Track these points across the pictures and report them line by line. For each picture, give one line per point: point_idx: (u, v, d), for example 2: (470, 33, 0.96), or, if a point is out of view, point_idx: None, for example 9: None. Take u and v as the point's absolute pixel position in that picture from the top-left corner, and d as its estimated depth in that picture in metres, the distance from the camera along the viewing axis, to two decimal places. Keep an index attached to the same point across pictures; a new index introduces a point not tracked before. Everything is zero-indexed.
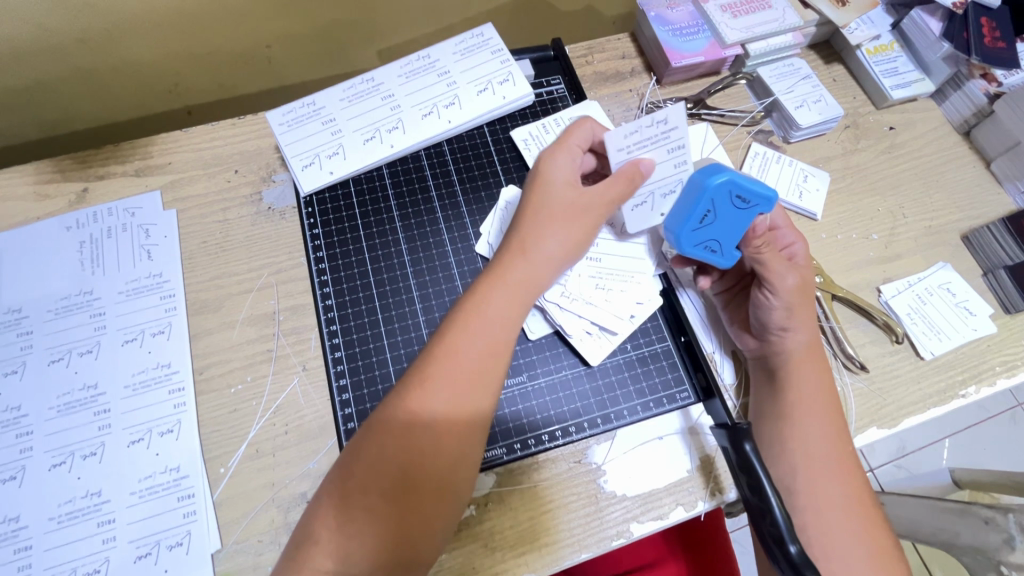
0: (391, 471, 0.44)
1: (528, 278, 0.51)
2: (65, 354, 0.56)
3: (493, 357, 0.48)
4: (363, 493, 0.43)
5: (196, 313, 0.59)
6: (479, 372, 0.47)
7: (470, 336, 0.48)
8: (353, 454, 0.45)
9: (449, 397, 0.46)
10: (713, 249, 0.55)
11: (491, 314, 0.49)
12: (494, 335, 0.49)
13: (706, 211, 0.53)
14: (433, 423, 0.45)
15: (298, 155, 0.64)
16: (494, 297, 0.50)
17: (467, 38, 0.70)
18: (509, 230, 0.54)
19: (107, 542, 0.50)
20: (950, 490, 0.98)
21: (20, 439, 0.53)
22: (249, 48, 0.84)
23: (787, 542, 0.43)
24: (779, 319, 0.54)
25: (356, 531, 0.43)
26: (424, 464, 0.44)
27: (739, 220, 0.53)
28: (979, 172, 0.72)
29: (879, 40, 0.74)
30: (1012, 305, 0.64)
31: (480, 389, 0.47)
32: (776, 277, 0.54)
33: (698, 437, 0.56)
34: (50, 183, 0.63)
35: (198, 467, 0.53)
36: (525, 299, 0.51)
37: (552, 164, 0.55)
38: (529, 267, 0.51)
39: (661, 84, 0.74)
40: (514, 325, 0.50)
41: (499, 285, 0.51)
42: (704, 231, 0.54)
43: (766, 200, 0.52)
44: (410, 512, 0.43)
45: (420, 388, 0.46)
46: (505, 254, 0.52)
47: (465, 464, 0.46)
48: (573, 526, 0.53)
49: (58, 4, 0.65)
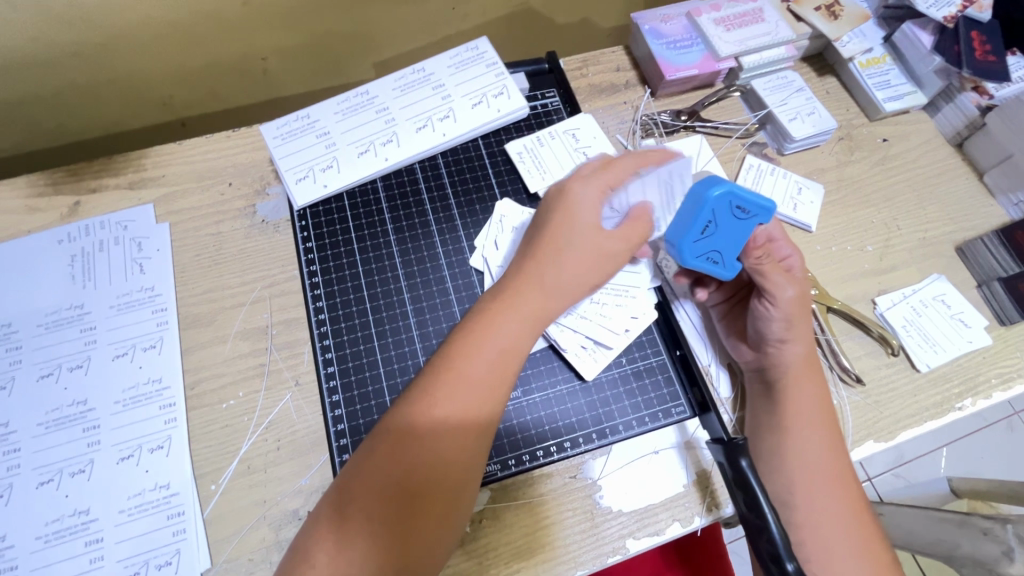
0: (394, 495, 0.43)
1: (542, 307, 0.51)
2: (54, 369, 0.55)
3: (502, 384, 0.48)
4: (364, 517, 0.43)
5: (188, 327, 0.58)
6: (488, 399, 0.47)
7: (482, 359, 0.47)
8: (356, 473, 0.44)
9: (456, 419, 0.45)
10: (715, 260, 0.55)
11: (502, 340, 0.49)
12: (505, 359, 0.48)
13: (707, 222, 0.53)
14: (440, 445, 0.45)
15: (292, 169, 0.64)
16: (506, 322, 0.49)
17: (462, 52, 0.70)
18: (521, 253, 0.54)
19: (95, 562, 0.49)
20: (948, 500, 0.98)
21: (7, 456, 0.52)
22: (245, 60, 0.84)
23: (784, 559, 0.42)
24: (778, 332, 0.54)
25: (354, 553, 0.42)
26: (429, 486, 0.44)
27: (739, 231, 0.53)
28: (973, 184, 0.72)
29: (871, 53, 0.74)
30: (1006, 317, 0.64)
31: (488, 413, 0.47)
32: (775, 288, 0.54)
33: (694, 452, 0.56)
34: (41, 197, 0.62)
35: (188, 485, 0.52)
36: (536, 328, 0.51)
37: (575, 192, 0.54)
38: (542, 298, 0.51)
39: (655, 97, 0.74)
40: (523, 351, 0.50)
41: (512, 310, 0.50)
42: (705, 243, 0.54)
43: (766, 211, 0.52)
44: (411, 538, 0.43)
45: (424, 407, 0.45)
46: (515, 278, 0.52)
47: (467, 487, 0.46)
48: (568, 543, 0.52)
49: (52, 18, 0.65)
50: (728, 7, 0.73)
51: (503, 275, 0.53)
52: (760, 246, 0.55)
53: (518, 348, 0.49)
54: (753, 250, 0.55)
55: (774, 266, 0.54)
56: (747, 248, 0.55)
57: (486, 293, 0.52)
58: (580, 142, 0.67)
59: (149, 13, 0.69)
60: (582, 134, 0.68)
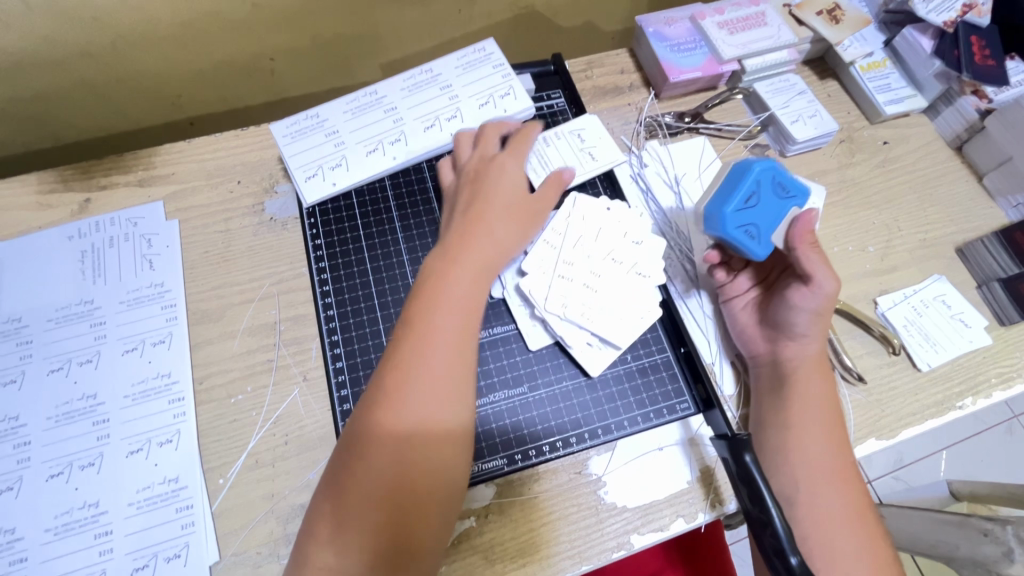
0: (385, 464, 0.45)
1: (488, 260, 0.55)
2: (64, 364, 0.56)
3: (464, 335, 0.50)
4: (360, 492, 0.44)
5: (197, 322, 0.59)
6: (452, 349, 0.49)
7: (441, 313, 0.51)
8: (342, 451, 0.46)
9: (426, 378, 0.47)
10: (752, 235, 0.55)
11: (457, 293, 0.52)
12: (461, 312, 0.52)
13: (751, 192, 0.54)
14: (416, 403, 0.47)
15: (301, 167, 0.65)
16: (454, 276, 0.53)
17: (469, 53, 0.71)
18: (460, 217, 0.58)
19: (104, 554, 0.49)
20: (948, 502, 0.99)
21: (18, 449, 0.52)
22: (252, 60, 0.85)
23: (788, 554, 0.42)
24: (806, 321, 0.55)
25: (356, 527, 0.43)
26: (414, 446, 0.46)
27: (778, 209, 0.55)
28: (973, 187, 0.73)
29: (871, 57, 0.75)
30: (1006, 318, 0.65)
31: (458, 364, 0.49)
32: (816, 273, 0.54)
33: (698, 448, 0.57)
34: (52, 194, 0.63)
35: (196, 478, 0.52)
36: (485, 277, 0.55)
37: (504, 163, 0.61)
38: (484, 250, 0.55)
39: (659, 98, 0.75)
40: (479, 301, 0.53)
41: (457, 265, 0.54)
42: (746, 214, 0.55)
43: (802, 194, 0.56)
44: (409, 500, 0.44)
45: (396, 370, 0.48)
46: (461, 237, 0.56)
47: (453, 442, 0.47)
48: (573, 538, 0.53)
49: (63, 17, 0.65)
50: (731, 11, 0.74)
51: (445, 239, 0.57)
52: (812, 231, 0.55)
53: (471, 299, 0.52)
54: (806, 239, 0.55)
55: (821, 256, 0.55)
56: (785, 230, 0.56)
57: (431, 256, 0.56)
58: (586, 143, 0.68)
59: (161, 13, 0.70)
60: (587, 135, 0.68)
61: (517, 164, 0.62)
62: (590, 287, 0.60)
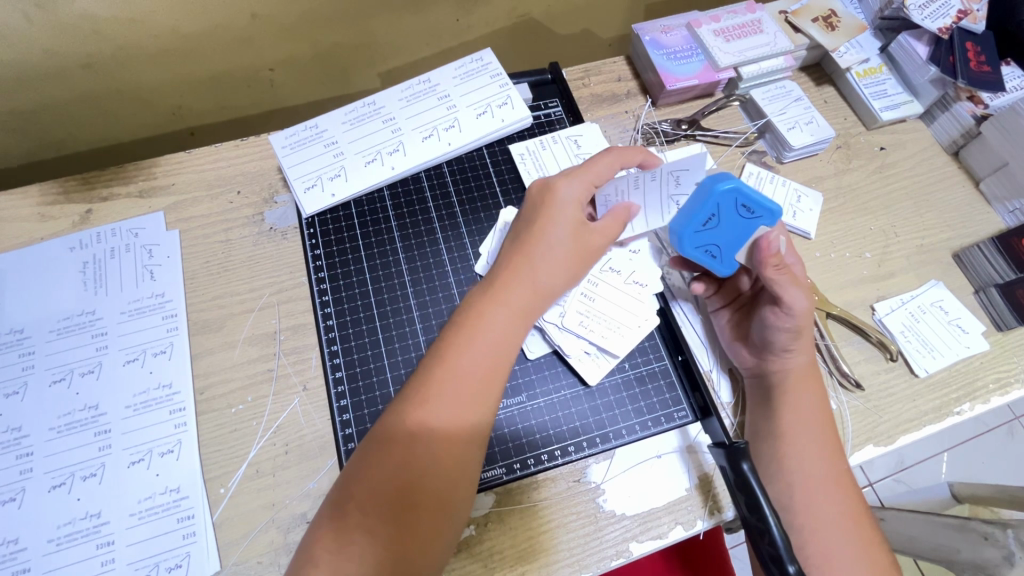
0: (393, 496, 0.44)
1: (528, 302, 0.52)
2: (66, 375, 0.56)
3: (494, 380, 0.48)
4: (366, 519, 0.43)
5: (198, 332, 0.59)
6: (478, 394, 0.47)
7: (472, 355, 0.48)
8: (354, 475, 0.45)
9: (448, 421, 0.46)
10: (713, 254, 0.57)
11: (491, 337, 0.49)
12: (492, 356, 0.49)
13: (711, 214, 0.55)
14: (435, 439, 0.45)
15: (300, 178, 0.65)
16: (494, 316, 0.50)
17: (467, 63, 0.71)
18: (506, 249, 0.55)
19: (106, 564, 0.50)
20: (949, 504, 0.99)
21: (20, 460, 0.53)
22: (252, 70, 0.85)
23: (785, 562, 0.43)
24: (784, 340, 0.55)
25: (354, 554, 0.42)
26: (425, 480, 0.44)
27: (742, 229, 0.55)
28: (969, 192, 0.73)
29: (867, 63, 0.76)
30: (1004, 323, 0.65)
31: (478, 407, 0.47)
32: (789, 297, 0.54)
33: (696, 456, 0.57)
34: (54, 205, 0.64)
35: (198, 488, 0.53)
36: (524, 323, 0.51)
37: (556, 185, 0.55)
38: (529, 291, 0.51)
39: (656, 106, 0.76)
40: (514, 347, 0.50)
41: (499, 305, 0.50)
42: (705, 235, 0.56)
43: (772, 213, 0.53)
44: (412, 533, 0.43)
45: (421, 406, 0.46)
46: (505, 274, 0.52)
47: (466, 479, 0.46)
48: (572, 546, 0.53)
49: (64, 30, 0.66)
50: (727, 18, 0.74)
51: (491, 271, 0.54)
52: (776, 255, 0.53)
53: (507, 345, 0.49)
54: (768, 262, 0.53)
55: (790, 276, 0.54)
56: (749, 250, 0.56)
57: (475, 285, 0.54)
58: (680, 187, 0.58)
59: (161, 25, 0.71)
60: (688, 176, 0.56)
61: (578, 193, 0.55)
62: (590, 296, 0.60)
